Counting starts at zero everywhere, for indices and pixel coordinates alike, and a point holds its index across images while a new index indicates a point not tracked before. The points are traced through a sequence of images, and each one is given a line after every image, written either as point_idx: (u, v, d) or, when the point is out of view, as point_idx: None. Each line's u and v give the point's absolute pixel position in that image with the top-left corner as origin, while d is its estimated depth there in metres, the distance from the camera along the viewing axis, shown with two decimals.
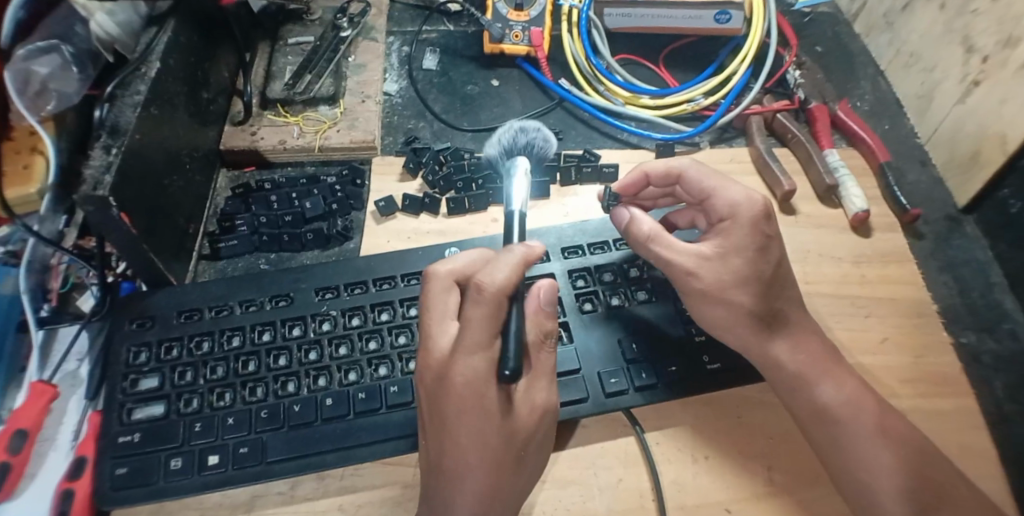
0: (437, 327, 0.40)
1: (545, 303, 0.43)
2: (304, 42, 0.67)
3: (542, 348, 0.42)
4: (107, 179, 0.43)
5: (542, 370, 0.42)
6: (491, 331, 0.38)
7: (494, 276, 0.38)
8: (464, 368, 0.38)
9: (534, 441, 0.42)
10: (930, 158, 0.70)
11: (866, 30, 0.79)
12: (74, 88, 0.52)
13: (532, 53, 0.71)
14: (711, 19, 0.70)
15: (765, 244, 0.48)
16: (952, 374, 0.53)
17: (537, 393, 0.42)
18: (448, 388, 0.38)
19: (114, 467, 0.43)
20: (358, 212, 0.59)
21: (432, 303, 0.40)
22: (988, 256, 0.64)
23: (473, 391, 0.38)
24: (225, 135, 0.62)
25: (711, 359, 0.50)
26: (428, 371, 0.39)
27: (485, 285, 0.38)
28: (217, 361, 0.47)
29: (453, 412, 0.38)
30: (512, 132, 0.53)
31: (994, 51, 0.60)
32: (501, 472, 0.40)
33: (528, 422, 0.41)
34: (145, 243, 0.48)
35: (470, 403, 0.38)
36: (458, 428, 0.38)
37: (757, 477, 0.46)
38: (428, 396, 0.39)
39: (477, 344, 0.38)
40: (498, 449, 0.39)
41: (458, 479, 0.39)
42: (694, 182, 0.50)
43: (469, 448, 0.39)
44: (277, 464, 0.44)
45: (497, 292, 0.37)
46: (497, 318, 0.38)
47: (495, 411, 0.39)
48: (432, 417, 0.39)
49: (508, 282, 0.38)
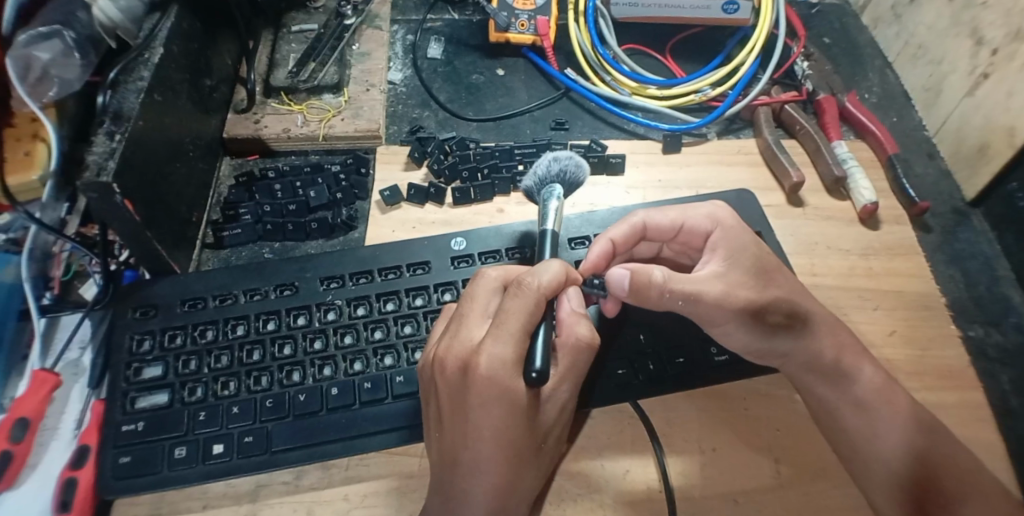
0: (472, 321, 0.41)
1: (579, 306, 0.43)
2: (307, 29, 0.67)
3: (578, 352, 0.42)
4: (110, 165, 0.43)
5: (573, 374, 0.42)
6: (525, 324, 0.39)
7: (536, 276, 0.40)
8: (491, 358, 0.38)
9: (551, 436, 0.42)
10: (938, 151, 0.69)
11: (874, 22, 0.78)
12: (76, 74, 0.51)
13: (538, 43, 0.70)
14: (719, 10, 0.69)
15: (757, 241, 0.50)
16: (960, 367, 0.52)
17: (562, 394, 0.42)
18: (472, 378, 0.38)
19: (117, 456, 0.43)
20: (362, 202, 0.59)
21: (477, 299, 0.42)
22: (995, 249, 0.63)
23: (500, 382, 0.38)
24: (229, 122, 0.62)
25: (719, 350, 0.50)
26: (455, 359, 0.39)
27: (526, 282, 0.40)
28: (221, 350, 0.47)
29: (474, 401, 0.38)
30: (545, 161, 0.53)
31: (1002, 43, 0.60)
32: (516, 466, 0.40)
33: (547, 421, 0.41)
34: (148, 231, 0.48)
35: (495, 395, 0.38)
36: (479, 420, 0.38)
37: (764, 469, 0.46)
38: (449, 387, 0.39)
39: (507, 335, 0.38)
40: (518, 442, 0.39)
41: (475, 472, 0.39)
42: (658, 219, 0.50)
43: (486, 439, 0.38)
44: (281, 454, 0.44)
45: (537, 290, 0.39)
46: (532, 313, 0.39)
47: (520, 405, 0.38)
48: (452, 408, 0.39)
49: (549, 285, 0.40)
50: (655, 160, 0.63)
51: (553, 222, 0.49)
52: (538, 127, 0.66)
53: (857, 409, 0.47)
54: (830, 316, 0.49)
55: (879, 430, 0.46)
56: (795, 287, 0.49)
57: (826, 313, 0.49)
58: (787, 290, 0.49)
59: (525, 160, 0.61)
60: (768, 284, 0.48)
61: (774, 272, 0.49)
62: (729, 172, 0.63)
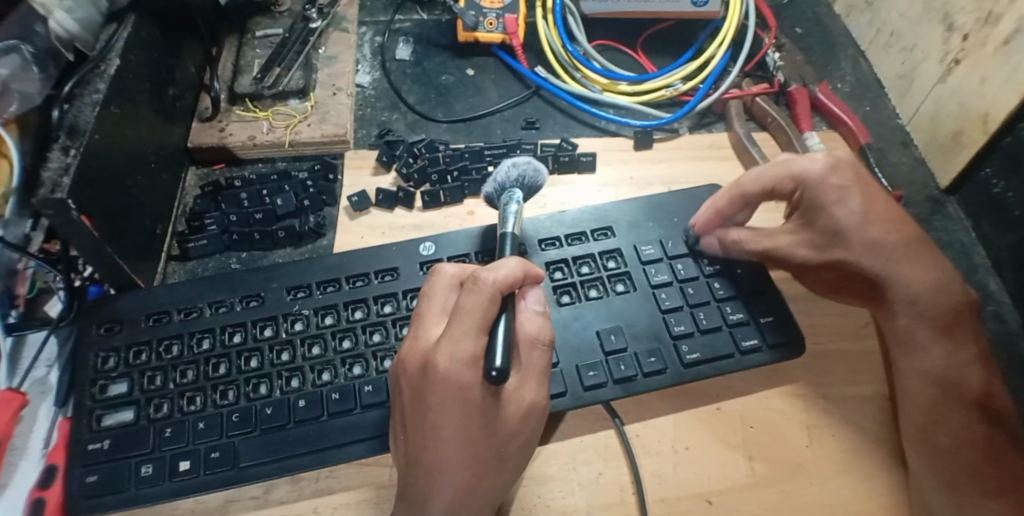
0: (431, 320, 0.40)
1: (539, 305, 0.42)
2: (272, 34, 0.66)
3: (532, 348, 0.41)
4: (65, 181, 0.42)
5: (535, 372, 0.41)
6: (482, 320, 0.37)
7: (493, 271, 0.39)
8: (449, 357, 0.37)
9: (518, 440, 0.41)
10: (912, 140, 0.69)
11: (846, 11, 0.78)
12: (36, 88, 0.50)
13: (507, 41, 0.69)
14: (688, 3, 0.69)
15: (846, 194, 0.49)
16: None
17: (526, 394, 0.40)
18: (432, 378, 0.37)
19: (84, 475, 0.42)
20: (331, 208, 0.58)
21: (435, 297, 0.41)
22: (971, 237, 0.63)
23: (456, 382, 0.37)
24: (193, 132, 0.61)
25: (690, 349, 0.49)
26: (415, 359, 0.39)
27: (482, 278, 0.38)
28: (187, 364, 0.46)
29: (434, 402, 0.38)
30: (505, 167, 0.53)
31: (974, 28, 0.59)
32: (480, 469, 0.39)
33: (511, 424, 0.40)
34: (109, 246, 0.47)
35: (452, 394, 0.37)
36: (438, 421, 0.38)
37: (738, 467, 0.46)
38: (412, 388, 0.39)
39: (464, 333, 0.37)
40: (480, 445, 0.39)
41: (437, 475, 0.38)
42: (834, 161, 0.50)
43: (451, 442, 0.38)
44: (249, 468, 0.43)
45: (493, 285, 0.38)
46: (489, 309, 0.38)
47: (478, 404, 0.38)
48: (414, 410, 0.39)
49: (505, 280, 0.38)
50: (628, 157, 0.63)
51: (514, 225, 0.49)
52: (509, 127, 0.66)
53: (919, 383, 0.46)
54: (921, 282, 0.47)
55: (936, 409, 0.44)
56: (874, 247, 0.48)
57: (917, 279, 0.47)
58: (858, 248, 0.48)
59: (496, 161, 0.61)
60: (831, 244, 0.50)
61: (845, 234, 0.49)
62: (703, 167, 0.62)
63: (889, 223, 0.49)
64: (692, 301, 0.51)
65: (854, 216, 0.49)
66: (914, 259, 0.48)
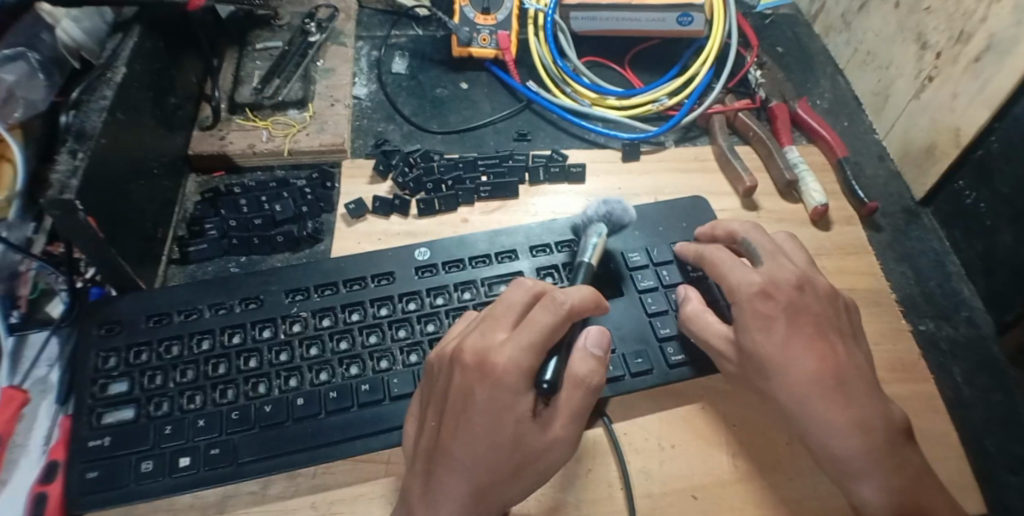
0: (499, 324, 0.42)
1: (594, 348, 0.43)
2: (272, 47, 0.68)
3: (576, 387, 0.42)
4: (73, 183, 0.43)
5: (575, 412, 0.42)
6: (546, 338, 0.40)
7: (568, 296, 0.42)
8: (508, 361, 0.39)
9: (539, 463, 0.42)
10: (888, 154, 0.72)
11: (824, 31, 0.82)
12: (41, 95, 0.53)
13: (500, 56, 0.72)
14: (674, 22, 0.72)
15: (783, 286, 0.48)
16: (910, 360, 0.55)
17: (558, 425, 0.41)
18: (487, 374, 0.39)
19: (84, 471, 0.43)
20: (328, 215, 0.60)
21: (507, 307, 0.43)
22: (945, 246, 0.66)
23: (508, 384, 0.39)
24: (194, 140, 0.62)
25: (676, 351, 0.51)
26: (472, 353, 0.40)
27: (558, 300, 0.42)
28: (186, 364, 0.47)
29: (480, 397, 0.39)
30: (596, 204, 0.55)
31: (946, 46, 0.63)
32: (501, 475, 0.40)
33: (540, 443, 0.41)
34: (112, 247, 0.48)
35: (500, 395, 0.39)
36: (477, 417, 0.39)
37: (721, 464, 0.48)
38: (461, 379, 0.40)
39: (526, 344, 0.40)
40: (507, 454, 0.40)
41: (457, 466, 0.40)
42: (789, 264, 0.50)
43: (482, 440, 0.39)
44: (247, 465, 0.44)
45: (565, 308, 0.41)
46: (553, 329, 0.41)
47: (519, 412, 0.40)
48: (458, 399, 0.40)
49: (576, 305, 0.42)
50: (616, 168, 0.65)
51: (590, 256, 0.52)
52: (501, 139, 0.68)
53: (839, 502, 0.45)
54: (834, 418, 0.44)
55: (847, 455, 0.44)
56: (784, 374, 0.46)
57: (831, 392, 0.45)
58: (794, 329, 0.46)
59: (489, 171, 0.63)
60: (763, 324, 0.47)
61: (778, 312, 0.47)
62: (688, 178, 0.65)
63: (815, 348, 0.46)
64: (677, 305, 0.53)
65: (779, 337, 0.46)
66: (833, 395, 0.45)
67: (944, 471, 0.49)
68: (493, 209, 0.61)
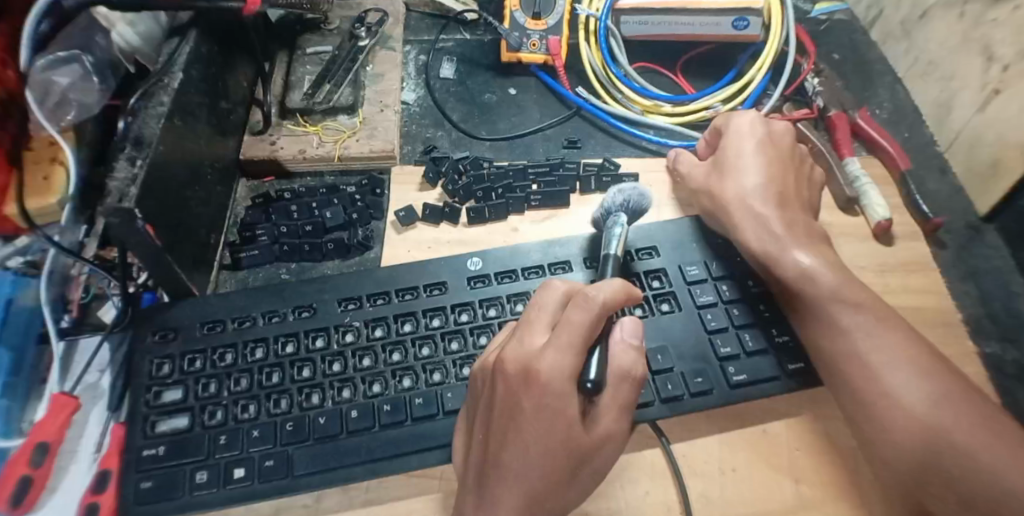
0: (536, 328, 0.41)
1: (632, 338, 0.43)
2: (322, 51, 0.68)
3: (621, 381, 0.41)
4: (132, 191, 0.43)
5: (622, 406, 0.41)
6: (586, 337, 0.39)
7: (600, 291, 0.40)
8: (553, 366, 0.38)
9: (592, 466, 0.41)
10: (950, 167, 0.69)
11: (882, 38, 0.79)
12: (95, 99, 0.55)
13: (549, 62, 0.71)
14: (728, 27, 0.69)
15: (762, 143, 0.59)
16: (979, 385, 0.52)
17: (608, 422, 0.41)
18: (532, 381, 0.38)
19: (139, 481, 0.43)
20: (378, 222, 0.59)
21: (542, 307, 0.42)
22: (1011, 265, 0.63)
23: (554, 390, 0.38)
24: (245, 144, 0.62)
25: (736, 370, 0.49)
26: (515, 362, 0.40)
27: (591, 296, 0.40)
28: (241, 372, 0.47)
29: (527, 405, 0.38)
30: (611, 192, 0.55)
31: (1013, 60, 0.60)
32: (556, 484, 0.39)
33: (592, 445, 0.40)
34: (169, 254, 0.48)
35: (548, 401, 0.38)
36: (527, 425, 0.38)
37: (784, 490, 0.46)
38: (506, 388, 0.39)
39: (568, 345, 0.39)
40: (561, 461, 0.39)
41: (511, 477, 0.38)
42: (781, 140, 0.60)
43: (535, 449, 0.38)
44: (301, 478, 0.44)
45: (601, 305, 0.40)
46: (591, 328, 0.39)
47: (568, 417, 0.39)
48: (505, 410, 0.39)
49: (610, 299, 0.40)
50: (668, 178, 0.64)
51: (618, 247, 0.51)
52: (551, 146, 0.67)
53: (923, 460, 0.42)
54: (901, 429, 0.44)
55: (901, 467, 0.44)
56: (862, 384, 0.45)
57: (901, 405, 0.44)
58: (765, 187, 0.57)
59: (540, 180, 0.61)
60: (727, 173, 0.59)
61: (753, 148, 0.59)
62: None
63: (857, 302, 0.49)
64: (737, 323, 0.51)
65: (748, 191, 0.56)
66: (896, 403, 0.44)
67: None
68: (543, 218, 0.60)
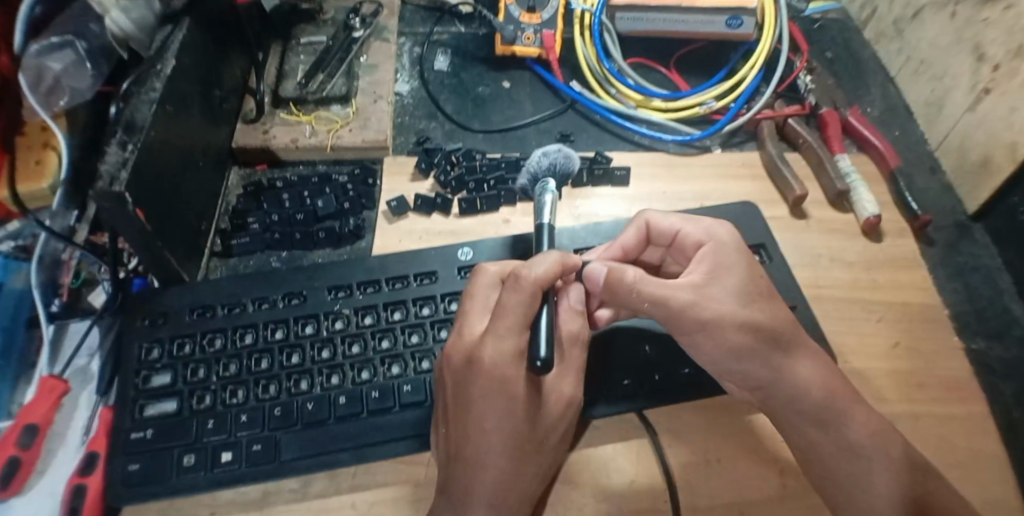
0: (474, 318, 0.43)
1: (577, 304, 0.46)
2: (317, 41, 0.68)
3: (573, 344, 0.45)
4: (122, 175, 0.43)
5: (574, 369, 0.45)
6: (524, 317, 0.41)
7: (532, 270, 0.41)
8: (495, 351, 0.41)
9: (554, 434, 0.44)
10: (939, 165, 0.70)
11: (875, 37, 0.79)
12: (87, 85, 0.53)
13: (543, 56, 0.71)
14: (722, 25, 0.70)
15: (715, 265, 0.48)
16: (963, 379, 0.53)
17: (564, 387, 0.44)
18: (478, 371, 0.41)
19: (126, 463, 0.43)
20: (370, 212, 0.59)
21: (476, 296, 0.44)
22: (997, 262, 0.64)
23: (500, 375, 0.41)
24: (238, 133, 0.62)
25: None
26: (459, 355, 0.42)
27: (522, 277, 0.41)
28: (230, 358, 0.47)
29: (477, 393, 0.41)
30: (537, 156, 0.54)
31: (1004, 59, 0.60)
32: (521, 459, 0.42)
33: (549, 415, 0.43)
34: (159, 241, 0.48)
35: (497, 386, 0.41)
36: (482, 412, 0.41)
37: (768, 480, 0.46)
38: (455, 381, 0.42)
39: (510, 328, 0.41)
40: (522, 436, 0.41)
41: (477, 464, 0.41)
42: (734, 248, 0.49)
43: (494, 431, 0.41)
44: (290, 462, 0.44)
45: (532, 284, 0.41)
46: (530, 306, 0.41)
47: (518, 395, 0.42)
48: (457, 402, 0.41)
49: (544, 276, 0.41)
50: (660, 172, 0.64)
51: (551, 216, 0.50)
52: (544, 139, 0.67)
53: (898, 493, 0.43)
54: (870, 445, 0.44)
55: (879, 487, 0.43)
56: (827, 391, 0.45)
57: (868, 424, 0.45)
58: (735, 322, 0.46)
59: None
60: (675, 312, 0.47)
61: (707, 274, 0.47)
62: (735, 184, 0.63)
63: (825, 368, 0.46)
64: None
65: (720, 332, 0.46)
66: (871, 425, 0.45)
67: (997, 497, 0.47)
68: None
